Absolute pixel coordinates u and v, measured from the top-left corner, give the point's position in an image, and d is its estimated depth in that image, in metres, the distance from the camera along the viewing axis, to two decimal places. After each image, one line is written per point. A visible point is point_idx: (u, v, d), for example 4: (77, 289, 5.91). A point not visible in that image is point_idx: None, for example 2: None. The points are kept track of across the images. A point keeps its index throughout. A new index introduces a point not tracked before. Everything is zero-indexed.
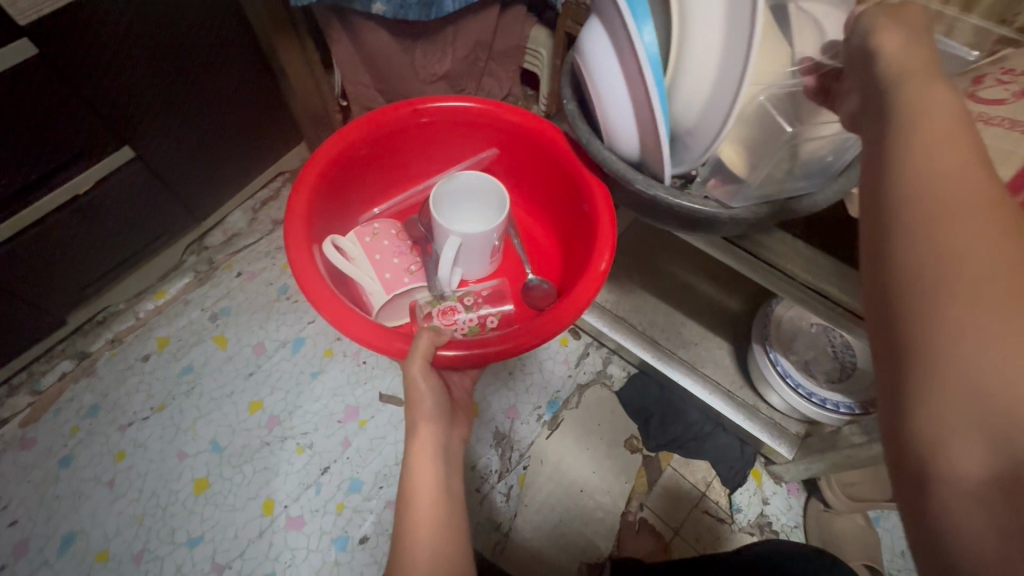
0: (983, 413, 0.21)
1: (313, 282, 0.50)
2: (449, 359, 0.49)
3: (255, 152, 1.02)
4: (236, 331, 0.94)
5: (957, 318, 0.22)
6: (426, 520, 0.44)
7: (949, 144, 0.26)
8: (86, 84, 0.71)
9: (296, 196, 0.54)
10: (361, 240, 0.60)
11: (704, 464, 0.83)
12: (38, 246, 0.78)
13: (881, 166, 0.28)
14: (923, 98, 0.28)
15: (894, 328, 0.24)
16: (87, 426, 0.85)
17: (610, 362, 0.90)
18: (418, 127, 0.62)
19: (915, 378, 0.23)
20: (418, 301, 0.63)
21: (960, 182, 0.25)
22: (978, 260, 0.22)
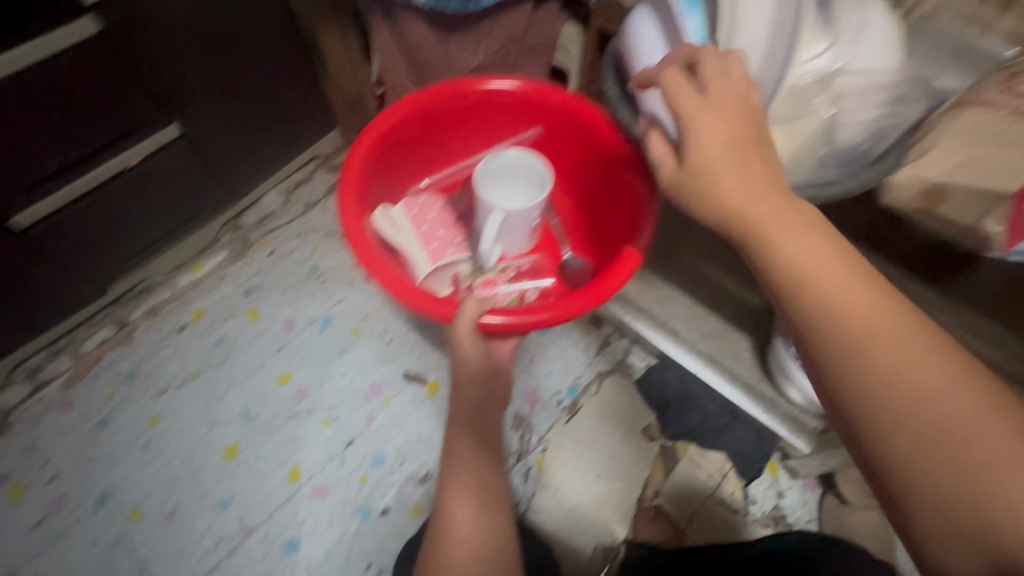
0: (933, 496, 0.31)
1: (363, 246, 0.53)
2: (493, 327, 0.52)
3: (291, 136, 1.05)
4: (267, 307, 0.97)
5: (884, 426, 0.33)
6: (471, 465, 0.49)
7: (847, 293, 0.35)
8: (140, 62, 0.74)
9: (350, 165, 0.57)
10: (408, 211, 0.65)
11: (720, 456, 0.83)
12: (86, 215, 0.81)
13: (800, 318, 0.37)
14: (788, 241, 0.37)
15: (867, 453, 0.34)
16: (124, 391, 0.89)
17: (631, 353, 0.91)
18: (467, 106, 0.64)
19: (878, 465, 0.33)
20: (460, 273, 0.66)
21: (851, 314, 0.35)
22: (897, 398, 0.32)
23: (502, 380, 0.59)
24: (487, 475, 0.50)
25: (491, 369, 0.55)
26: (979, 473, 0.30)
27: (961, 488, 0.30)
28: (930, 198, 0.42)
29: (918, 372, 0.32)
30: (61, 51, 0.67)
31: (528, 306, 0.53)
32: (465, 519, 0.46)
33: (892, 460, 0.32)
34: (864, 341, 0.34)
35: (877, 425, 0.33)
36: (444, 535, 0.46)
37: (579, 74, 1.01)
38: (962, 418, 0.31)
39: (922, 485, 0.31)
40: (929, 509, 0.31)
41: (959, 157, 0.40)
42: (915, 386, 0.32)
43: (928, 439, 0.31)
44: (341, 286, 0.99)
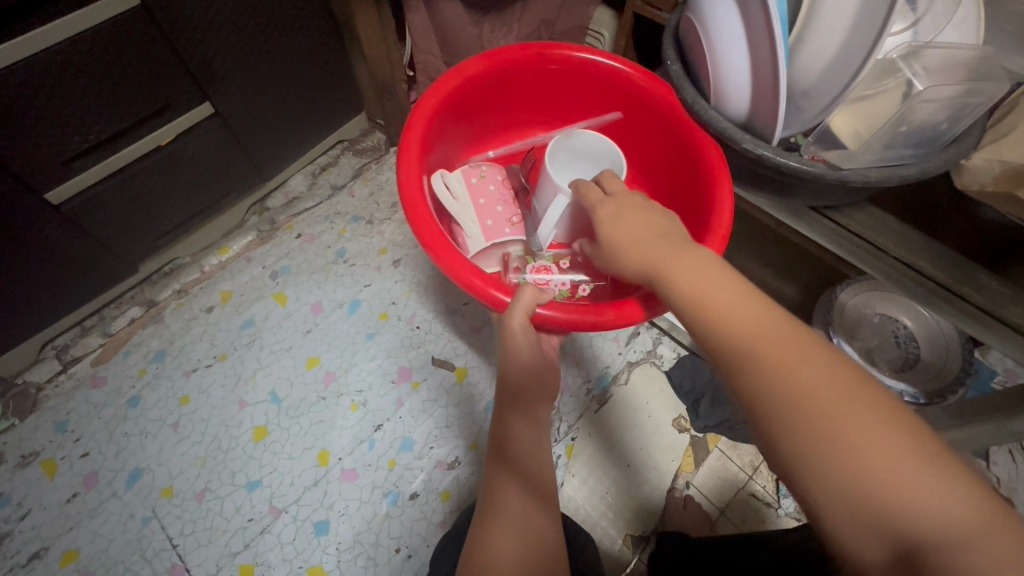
0: (840, 490, 0.29)
1: (416, 203, 0.54)
2: (547, 319, 0.51)
3: (319, 119, 1.04)
4: (295, 290, 0.96)
5: (780, 436, 0.32)
6: (525, 458, 0.50)
7: (728, 302, 0.37)
8: (176, 38, 0.73)
9: (417, 112, 0.58)
10: (468, 180, 0.69)
11: (752, 448, 0.83)
12: (119, 192, 0.81)
13: (696, 330, 0.38)
14: (686, 272, 0.41)
15: (776, 457, 0.32)
16: (154, 369, 0.89)
17: (660, 343, 0.91)
18: (539, 72, 0.65)
19: (788, 480, 0.32)
20: (510, 253, 0.69)
21: (737, 329, 0.36)
22: (790, 393, 0.32)
23: (552, 374, 0.57)
24: (531, 513, 0.47)
25: (543, 366, 0.53)
26: (868, 471, 0.29)
27: (859, 490, 0.29)
28: (1012, 181, 0.40)
29: (804, 381, 0.32)
30: (106, 23, 0.66)
31: (588, 305, 0.52)
32: (512, 543, 0.44)
33: (795, 472, 0.31)
34: (755, 356, 0.34)
35: (774, 436, 0.32)
36: (490, 555, 0.43)
37: None
38: (849, 420, 0.30)
39: (823, 488, 0.30)
40: (836, 519, 0.29)
41: None
42: (801, 394, 0.32)
43: (820, 440, 0.30)
44: (368, 270, 0.98)
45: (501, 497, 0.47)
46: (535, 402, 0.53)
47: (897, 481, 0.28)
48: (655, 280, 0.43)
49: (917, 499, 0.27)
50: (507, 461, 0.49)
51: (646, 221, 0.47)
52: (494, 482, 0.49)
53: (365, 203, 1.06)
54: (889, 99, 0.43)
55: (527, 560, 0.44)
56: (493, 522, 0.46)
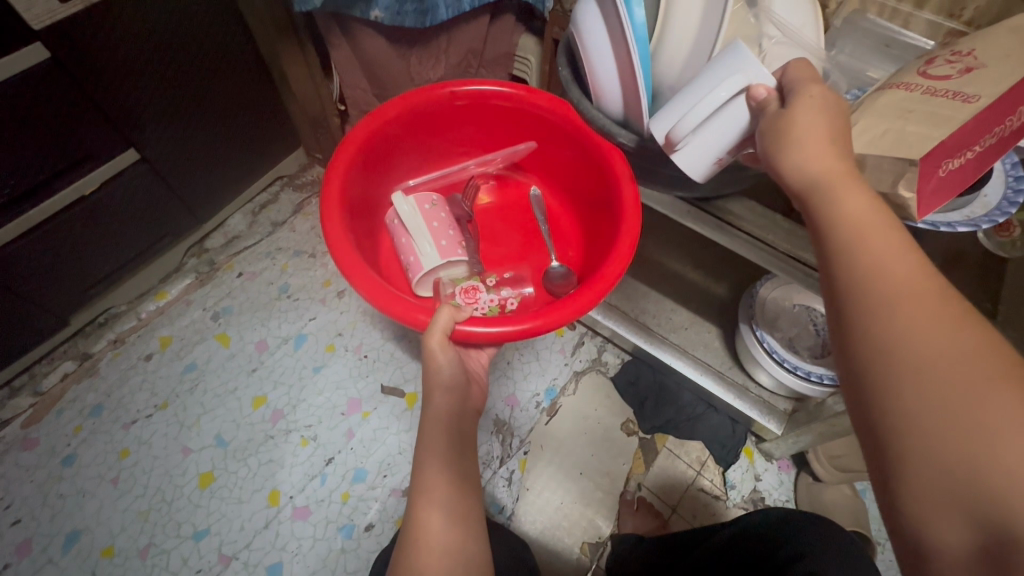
0: (943, 464, 0.27)
1: (340, 247, 0.58)
2: (467, 333, 0.56)
3: (253, 157, 1.04)
4: (238, 329, 0.95)
5: (899, 384, 0.29)
6: (442, 447, 0.51)
7: (885, 250, 0.33)
8: (93, 87, 0.73)
9: (338, 159, 0.62)
10: (421, 207, 0.72)
11: (698, 444, 0.86)
12: (44, 247, 0.80)
13: (838, 269, 0.35)
14: (846, 201, 0.36)
15: (869, 411, 0.31)
16: (90, 425, 0.86)
17: (604, 351, 0.93)
18: (456, 106, 0.69)
19: (879, 431, 0.30)
20: (441, 279, 0.72)
21: (886, 280, 0.32)
22: (918, 353, 0.29)
23: (476, 390, 0.61)
24: (462, 499, 0.49)
25: (463, 379, 0.57)
26: (981, 449, 0.26)
27: (979, 462, 0.26)
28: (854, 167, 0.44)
29: (949, 340, 0.29)
30: (15, 75, 0.65)
31: (507, 316, 0.57)
32: (442, 529, 0.46)
33: (898, 424, 0.29)
34: (896, 311, 0.31)
35: (886, 384, 0.30)
36: (422, 542, 0.45)
37: (539, 83, 1.03)
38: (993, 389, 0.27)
39: (916, 455, 0.28)
40: (923, 475, 0.28)
41: (881, 128, 0.43)
42: (937, 351, 0.29)
43: (951, 401, 0.28)
44: (313, 303, 0.98)
45: (430, 481, 0.49)
46: (461, 408, 0.56)
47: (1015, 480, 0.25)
48: (803, 197, 0.38)
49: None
50: (434, 447, 0.51)
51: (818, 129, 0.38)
52: (424, 464, 0.50)
53: (307, 237, 1.06)
54: None
55: (454, 554, 0.45)
56: (422, 506, 0.47)
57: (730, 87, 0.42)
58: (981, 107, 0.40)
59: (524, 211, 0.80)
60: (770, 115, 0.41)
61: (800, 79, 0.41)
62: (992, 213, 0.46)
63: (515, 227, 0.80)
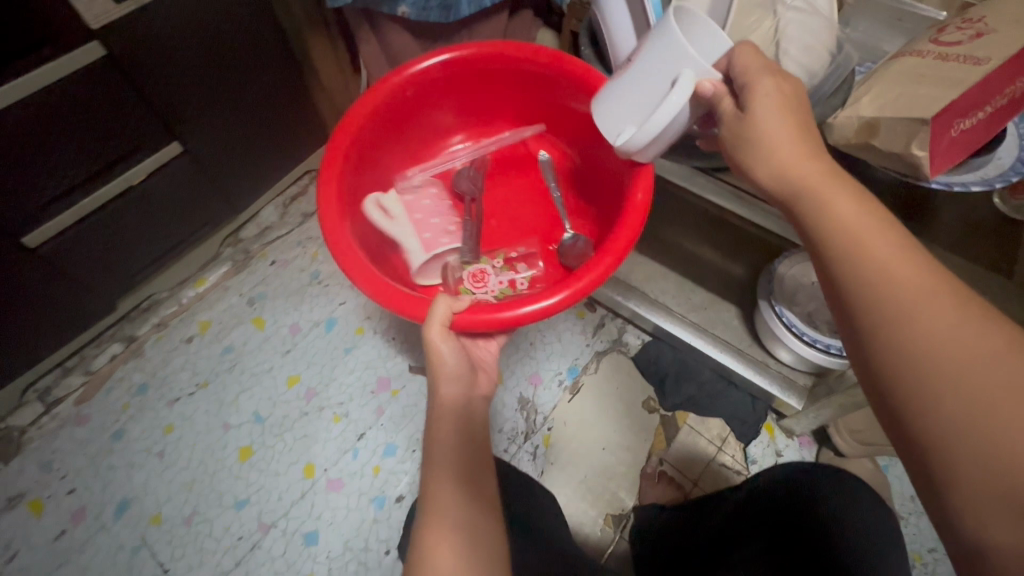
0: (994, 468, 0.28)
1: (338, 235, 0.61)
2: (464, 324, 0.55)
3: (285, 151, 1.09)
4: (272, 313, 1.00)
5: (931, 389, 0.31)
6: (447, 459, 0.49)
7: (888, 251, 0.35)
8: (144, 82, 0.79)
9: (328, 165, 0.64)
10: (402, 202, 0.74)
11: (718, 421, 0.88)
12: (96, 232, 0.85)
13: (844, 275, 0.36)
14: (843, 208, 0.37)
15: (908, 418, 0.32)
16: (137, 403, 0.91)
17: (626, 332, 0.95)
18: (431, 86, 0.72)
19: (918, 438, 0.32)
20: (449, 265, 0.75)
21: (898, 283, 0.34)
22: (944, 355, 0.31)
23: (483, 379, 0.60)
24: (473, 514, 0.46)
25: (468, 368, 0.57)
26: None
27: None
28: (865, 132, 0.46)
29: (971, 338, 0.31)
30: (69, 76, 0.71)
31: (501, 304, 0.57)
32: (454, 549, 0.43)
33: (940, 431, 0.30)
34: (914, 313, 0.33)
35: (923, 391, 0.31)
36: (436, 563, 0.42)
37: None
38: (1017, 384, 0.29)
39: (966, 462, 0.29)
40: (975, 478, 0.29)
41: (894, 93, 0.45)
42: (965, 357, 0.30)
43: (988, 401, 0.29)
44: (343, 288, 1.02)
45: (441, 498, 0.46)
46: (468, 417, 0.53)
47: None
48: (796, 206, 0.40)
49: None
50: (446, 457, 0.49)
51: (796, 134, 0.40)
52: (432, 477, 0.48)
53: None
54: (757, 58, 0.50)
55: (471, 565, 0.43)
56: (437, 531, 0.44)
57: (681, 88, 0.46)
58: (991, 69, 0.42)
59: (528, 183, 0.82)
60: (727, 116, 0.44)
61: (743, 71, 0.43)
62: (1006, 173, 0.48)
63: (523, 203, 0.82)
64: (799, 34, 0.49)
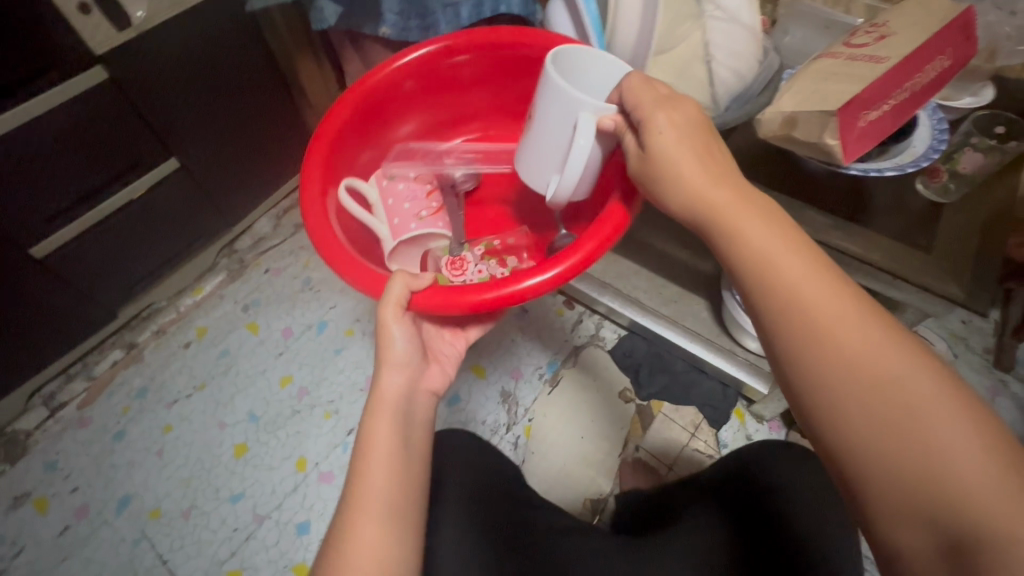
0: (900, 481, 0.32)
1: (310, 201, 0.61)
2: (424, 301, 0.54)
3: (277, 166, 1.14)
4: (266, 318, 1.05)
5: (844, 412, 0.35)
6: (379, 443, 0.48)
7: (798, 275, 0.37)
8: (143, 103, 0.85)
9: (315, 147, 0.64)
10: (380, 183, 0.70)
11: (692, 408, 0.91)
12: (100, 242, 0.91)
13: (760, 301, 0.39)
14: (753, 233, 0.40)
15: (828, 438, 0.36)
16: (137, 405, 0.95)
17: (602, 327, 1.00)
18: (426, 75, 0.69)
19: (838, 456, 0.35)
20: (431, 251, 0.71)
21: (808, 307, 0.37)
22: (852, 379, 0.35)
23: (435, 369, 0.59)
24: (398, 499, 0.46)
25: (419, 357, 0.55)
26: (935, 465, 0.32)
27: (928, 477, 0.32)
28: (788, 126, 0.51)
29: (874, 360, 0.34)
30: (70, 100, 0.77)
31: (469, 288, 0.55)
32: (376, 528, 0.44)
33: (854, 449, 0.34)
34: (824, 338, 0.36)
35: (839, 414, 0.35)
36: (353, 543, 0.44)
37: None
38: (920, 395, 0.33)
39: (879, 478, 0.33)
40: (885, 491, 0.33)
41: (809, 91, 0.50)
42: (870, 380, 0.34)
43: (890, 420, 0.33)
44: (333, 293, 1.07)
45: (369, 483, 0.46)
46: (405, 409, 0.51)
47: (963, 489, 0.31)
48: (709, 234, 0.42)
49: (977, 499, 0.30)
50: (377, 442, 0.48)
51: (704, 159, 0.43)
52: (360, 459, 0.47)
53: None
54: (690, 66, 0.55)
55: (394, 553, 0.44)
56: (361, 501, 0.45)
57: (585, 135, 0.51)
58: (890, 65, 0.47)
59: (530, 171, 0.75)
60: (630, 154, 0.48)
61: (638, 104, 0.46)
62: (919, 160, 0.53)
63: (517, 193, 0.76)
64: (727, 42, 0.54)
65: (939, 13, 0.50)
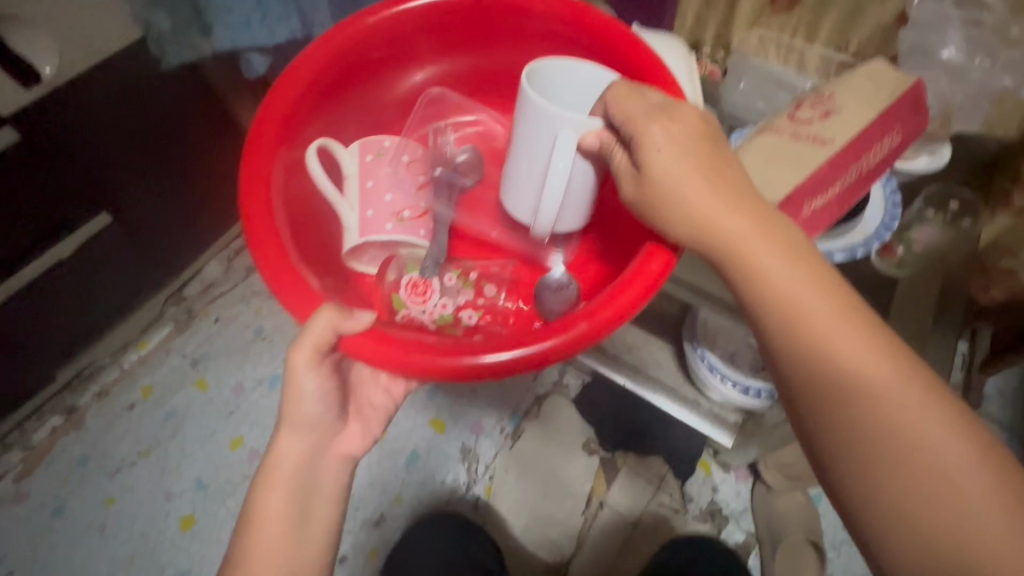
0: (913, 525, 0.33)
1: (253, 180, 0.50)
2: (357, 347, 0.44)
3: (223, 206, 1.08)
4: (215, 374, 1.00)
5: (863, 454, 0.35)
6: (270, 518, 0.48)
7: (822, 313, 0.37)
8: (63, 161, 0.79)
9: (287, 79, 0.52)
10: (361, 157, 0.57)
11: (658, 460, 0.89)
12: (26, 310, 0.85)
13: (780, 336, 0.38)
14: (773, 269, 0.38)
15: (843, 476, 0.36)
16: (78, 476, 0.91)
17: (565, 373, 0.96)
18: (437, 27, 0.58)
19: (852, 493, 0.36)
20: (397, 257, 0.58)
21: (833, 347, 0.36)
22: (874, 421, 0.35)
23: (354, 429, 0.54)
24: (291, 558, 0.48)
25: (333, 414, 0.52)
26: (949, 512, 0.32)
27: (944, 521, 0.32)
28: None
29: (897, 403, 0.34)
30: None
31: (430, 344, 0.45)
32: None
33: (870, 491, 0.35)
34: (846, 381, 0.36)
35: (857, 455, 0.35)
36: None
37: None
38: (929, 445, 0.33)
39: (891, 520, 0.34)
40: (898, 534, 0.34)
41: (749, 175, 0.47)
42: (891, 423, 0.34)
43: (908, 466, 0.34)
44: (286, 344, 1.02)
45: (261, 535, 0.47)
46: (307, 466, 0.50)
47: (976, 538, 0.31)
48: (722, 266, 0.41)
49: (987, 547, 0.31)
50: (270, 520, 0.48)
51: (715, 182, 0.40)
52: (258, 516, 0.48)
53: None
54: None
55: None
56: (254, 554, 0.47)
57: (562, 159, 0.47)
58: (832, 152, 0.44)
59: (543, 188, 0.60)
60: (619, 166, 0.45)
61: (629, 120, 0.44)
62: (868, 239, 0.51)
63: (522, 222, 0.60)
64: None
65: (888, 87, 0.47)
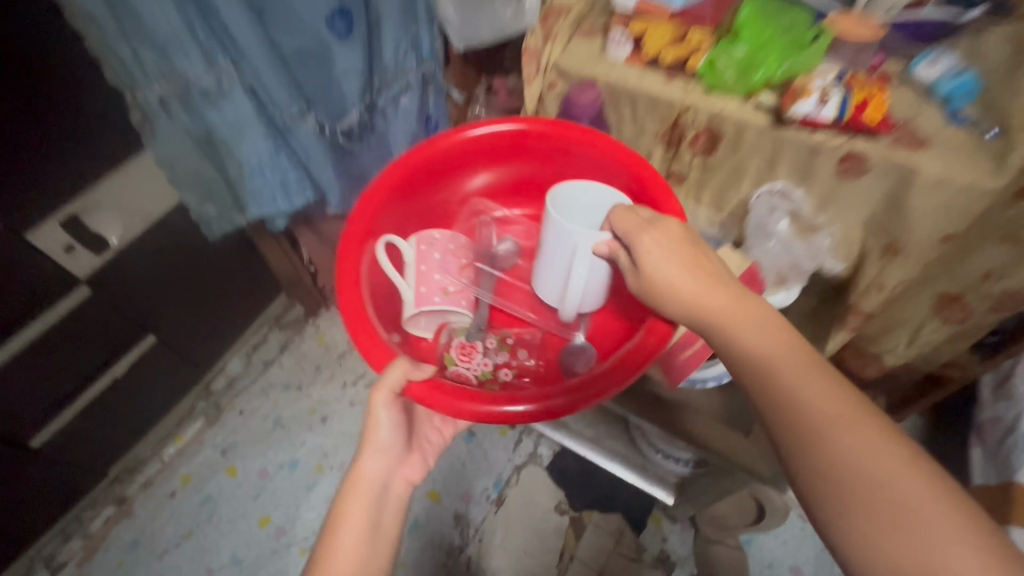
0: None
1: (345, 273, 0.59)
2: (422, 395, 0.53)
3: (243, 314, 1.27)
4: (243, 461, 1.18)
5: (846, 503, 0.35)
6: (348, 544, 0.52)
7: (799, 370, 0.39)
8: (124, 304, 0.98)
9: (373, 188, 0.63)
10: (418, 245, 0.63)
11: (616, 516, 1.07)
12: (86, 422, 1.03)
13: (763, 393, 0.40)
14: (750, 334, 0.42)
15: (832, 530, 0.36)
16: (130, 558, 1.08)
17: (540, 444, 1.15)
18: (484, 151, 0.68)
19: (842, 547, 0.35)
20: (448, 325, 0.65)
21: (810, 401, 0.38)
22: (855, 471, 0.36)
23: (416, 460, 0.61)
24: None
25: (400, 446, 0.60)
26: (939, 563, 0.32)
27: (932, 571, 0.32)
28: None
29: (875, 455, 0.36)
30: (56, 320, 0.89)
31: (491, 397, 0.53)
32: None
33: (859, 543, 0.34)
34: (822, 432, 0.37)
35: (842, 505, 0.35)
36: None
37: None
38: (907, 491, 0.34)
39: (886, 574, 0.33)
40: None
41: None
42: (871, 472, 0.35)
43: (893, 516, 0.34)
44: (302, 431, 1.21)
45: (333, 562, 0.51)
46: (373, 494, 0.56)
47: None
48: (707, 332, 0.45)
49: None
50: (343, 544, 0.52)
51: (695, 266, 0.47)
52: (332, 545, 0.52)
53: (293, 371, 1.29)
54: None
55: None
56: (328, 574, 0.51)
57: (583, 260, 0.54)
58: None
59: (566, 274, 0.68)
60: (624, 266, 0.51)
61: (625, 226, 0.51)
62: None
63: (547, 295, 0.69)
64: None
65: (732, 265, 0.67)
